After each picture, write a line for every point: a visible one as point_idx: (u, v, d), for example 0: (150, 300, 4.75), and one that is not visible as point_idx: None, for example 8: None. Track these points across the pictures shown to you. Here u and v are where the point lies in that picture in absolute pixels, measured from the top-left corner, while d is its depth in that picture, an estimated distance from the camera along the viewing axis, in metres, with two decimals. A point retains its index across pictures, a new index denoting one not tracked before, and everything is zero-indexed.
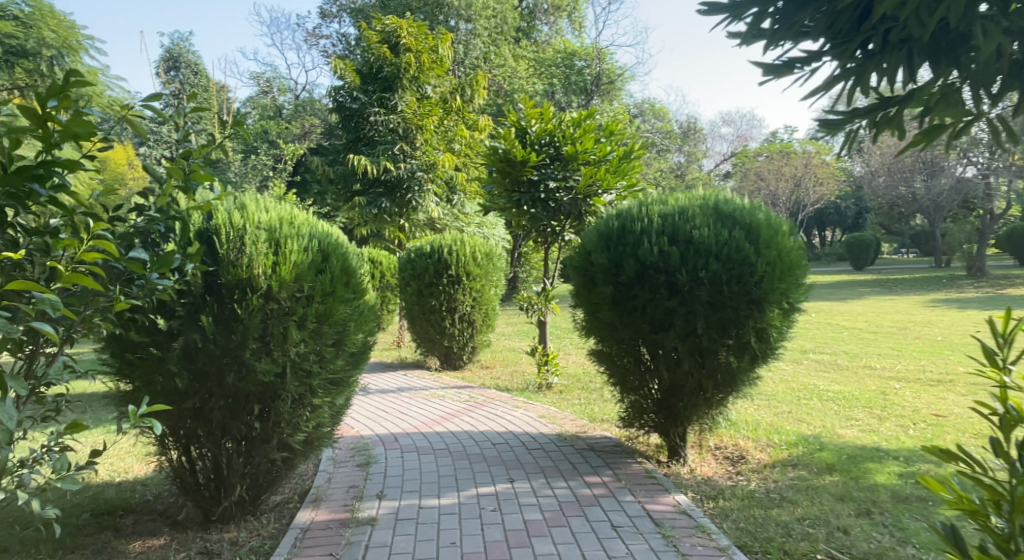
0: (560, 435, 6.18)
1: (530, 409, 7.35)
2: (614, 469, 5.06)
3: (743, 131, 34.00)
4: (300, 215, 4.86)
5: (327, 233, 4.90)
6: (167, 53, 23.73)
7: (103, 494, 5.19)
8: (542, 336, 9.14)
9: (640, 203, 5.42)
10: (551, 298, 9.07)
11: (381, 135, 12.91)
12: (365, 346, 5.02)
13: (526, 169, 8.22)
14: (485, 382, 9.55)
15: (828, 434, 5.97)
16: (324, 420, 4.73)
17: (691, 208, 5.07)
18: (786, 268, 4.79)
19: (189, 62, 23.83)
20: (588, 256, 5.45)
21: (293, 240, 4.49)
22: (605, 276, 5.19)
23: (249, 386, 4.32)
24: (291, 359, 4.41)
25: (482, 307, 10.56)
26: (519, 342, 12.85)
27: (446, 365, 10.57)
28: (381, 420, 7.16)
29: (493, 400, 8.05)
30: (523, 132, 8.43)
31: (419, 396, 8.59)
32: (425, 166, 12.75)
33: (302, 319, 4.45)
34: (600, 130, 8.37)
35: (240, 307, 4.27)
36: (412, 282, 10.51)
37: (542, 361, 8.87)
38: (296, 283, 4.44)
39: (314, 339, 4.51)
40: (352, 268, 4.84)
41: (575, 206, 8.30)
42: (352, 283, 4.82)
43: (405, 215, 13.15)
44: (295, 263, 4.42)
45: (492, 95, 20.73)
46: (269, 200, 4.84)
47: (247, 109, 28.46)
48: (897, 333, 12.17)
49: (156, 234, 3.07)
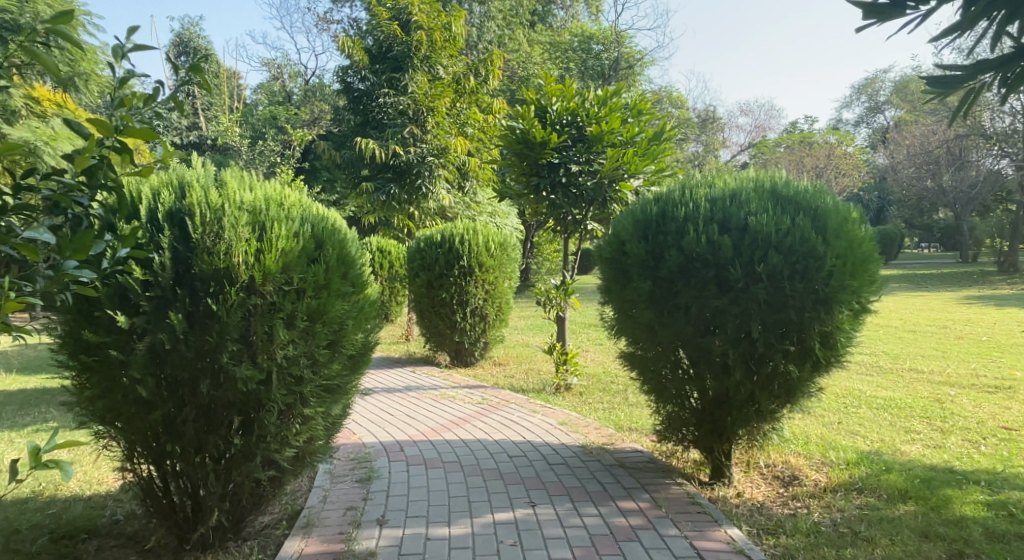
0: (585, 446, 5.50)
1: (549, 414, 6.69)
2: (650, 493, 4.40)
3: (762, 121, 33.10)
4: (292, 196, 4.20)
5: (323, 216, 4.25)
6: (175, 37, 23.14)
7: (69, 511, 4.59)
8: (560, 333, 8.45)
9: (682, 186, 4.73)
10: (570, 292, 8.36)
11: (390, 117, 12.26)
12: (367, 346, 4.37)
13: (546, 151, 7.52)
14: (498, 381, 8.89)
15: (889, 450, 5.26)
16: (317, 433, 4.08)
17: (744, 192, 4.38)
18: (858, 262, 4.10)
19: (198, 47, 23.20)
20: (621, 246, 4.76)
21: (282, 224, 3.84)
22: (640, 269, 4.51)
23: (227, 396, 3.68)
24: (277, 364, 3.76)
25: (495, 300, 9.88)
26: (534, 337, 12.19)
27: (457, 362, 9.95)
28: (383, 425, 6.52)
29: (507, 403, 7.39)
30: (543, 111, 7.72)
31: (427, 397, 7.94)
32: (436, 151, 12.09)
33: (291, 317, 3.79)
34: (627, 109, 7.67)
35: (216, 302, 3.62)
36: (421, 273, 9.86)
37: (561, 360, 8.20)
38: (286, 274, 3.78)
39: (307, 340, 3.86)
40: (351, 257, 4.18)
41: (599, 192, 7.61)
42: (352, 275, 4.16)
43: (415, 202, 12.49)
44: (283, 251, 3.77)
45: (506, 81, 19.97)
46: (256, 179, 4.19)
47: (257, 95, 27.86)
48: (937, 333, 11.39)
49: (75, 212, 2.56)
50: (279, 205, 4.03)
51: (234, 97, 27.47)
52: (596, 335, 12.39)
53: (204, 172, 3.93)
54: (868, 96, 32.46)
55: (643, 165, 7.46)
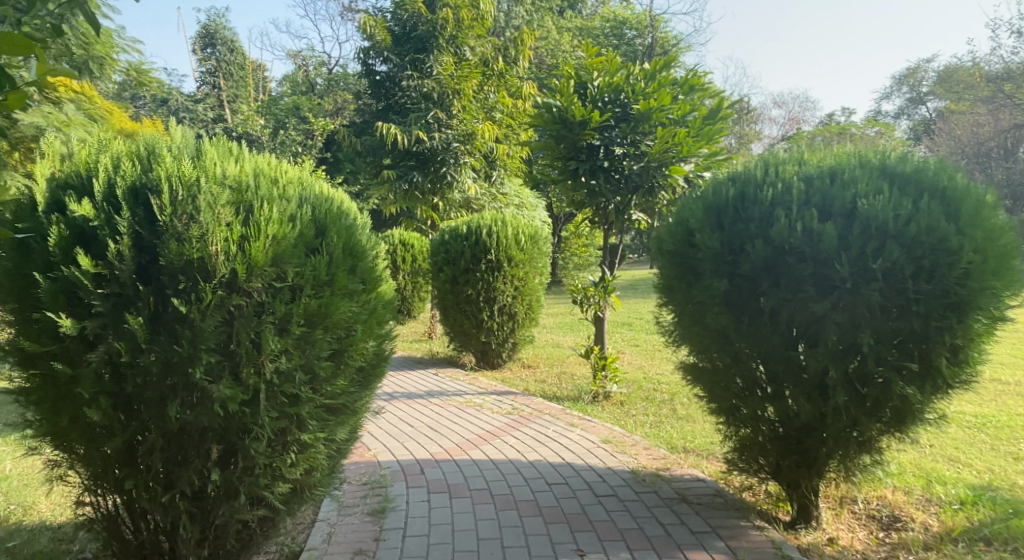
0: (636, 472, 4.70)
1: (590, 430, 5.88)
2: (728, 541, 3.67)
3: (798, 114, 31.93)
4: (289, 173, 3.43)
5: (328, 197, 3.48)
6: (201, 28, 22.70)
7: (31, 544, 3.88)
8: (598, 335, 7.60)
9: (763, 162, 3.89)
10: (611, 290, 7.48)
11: (413, 101, 11.50)
12: (380, 356, 3.60)
13: (586, 130, 6.66)
14: (529, 387, 8.10)
15: (1006, 483, 4.38)
16: (319, 464, 3.31)
17: (845, 169, 3.54)
18: (999, 258, 3.26)
19: (225, 38, 22.75)
20: (687, 236, 3.95)
21: (277, 206, 3.07)
22: (713, 265, 3.70)
23: (202, 421, 2.91)
24: (266, 381, 2.98)
25: (525, 297, 9.08)
26: (564, 338, 11.38)
27: (483, 363, 9.19)
28: (400, 439, 5.77)
29: (542, 413, 6.60)
30: (583, 87, 6.91)
31: (452, 405, 7.16)
32: (462, 137, 11.33)
33: (286, 321, 3.03)
34: (679, 84, 6.82)
35: (188, 302, 2.85)
36: (445, 267, 9.08)
37: (599, 366, 7.37)
38: (279, 268, 3.02)
39: (305, 351, 3.10)
40: (360, 247, 3.40)
41: (645, 178, 6.74)
42: (361, 268, 3.39)
43: (439, 192, 11.73)
44: (276, 239, 3.00)
45: (535, 68, 19.16)
46: (247, 152, 3.44)
47: (281, 87, 27.31)
48: (1008, 337, 10.36)
49: None
50: (273, 183, 3.27)
51: (259, 89, 26.95)
52: (632, 336, 11.54)
53: (184, 142, 3.19)
54: (909, 87, 29.79)
55: (696, 150, 6.55)
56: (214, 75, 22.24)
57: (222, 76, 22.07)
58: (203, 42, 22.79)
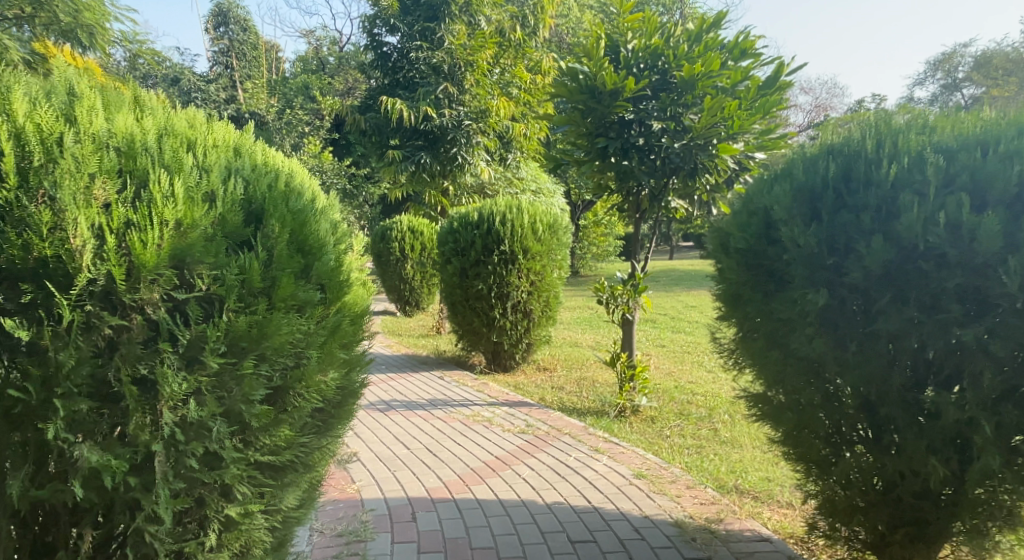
0: (682, 525, 3.79)
1: (619, 459, 4.89)
2: None
3: (826, 100, 30.55)
4: (218, 134, 2.45)
5: (273, 169, 2.50)
6: (215, 7, 21.78)
7: None
8: (625, 340, 6.56)
9: (872, 130, 2.87)
10: (642, 289, 6.37)
11: (422, 75, 10.47)
12: (346, 390, 2.63)
13: (618, 102, 5.62)
14: (546, 395, 7.13)
15: None
16: (258, 541, 2.37)
17: (1000, 138, 2.52)
18: None
19: (238, 17, 21.86)
20: (767, 229, 2.95)
21: (187, 179, 2.10)
22: (807, 271, 2.70)
23: (68, 499, 1.95)
24: (164, 438, 2.02)
25: (542, 294, 8.06)
26: (583, 336, 10.40)
27: (494, 365, 8.26)
28: (391, 468, 4.80)
29: (561, 433, 5.61)
30: (615, 50, 5.87)
31: (457, 419, 6.17)
32: (475, 114, 10.31)
33: (197, 349, 2.06)
34: (727, 49, 5.75)
35: (40, 322, 1.89)
36: (453, 259, 8.09)
37: (625, 376, 6.35)
38: (186, 270, 2.05)
39: (227, 392, 2.13)
40: (316, 241, 2.43)
41: (687, 160, 5.65)
42: (317, 272, 2.41)
43: (449, 175, 10.75)
44: (182, 228, 2.03)
45: (554, 46, 18.03)
46: (159, 105, 2.46)
47: (293, 70, 26.32)
48: None
49: None
50: (190, 147, 2.30)
51: (273, 70, 26.04)
52: (657, 335, 10.54)
53: (59, 82, 2.21)
54: None
55: (749, 126, 5.48)
56: (226, 56, 21.30)
57: (234, 55, 21.17)
58: (215, 21, 21.92)
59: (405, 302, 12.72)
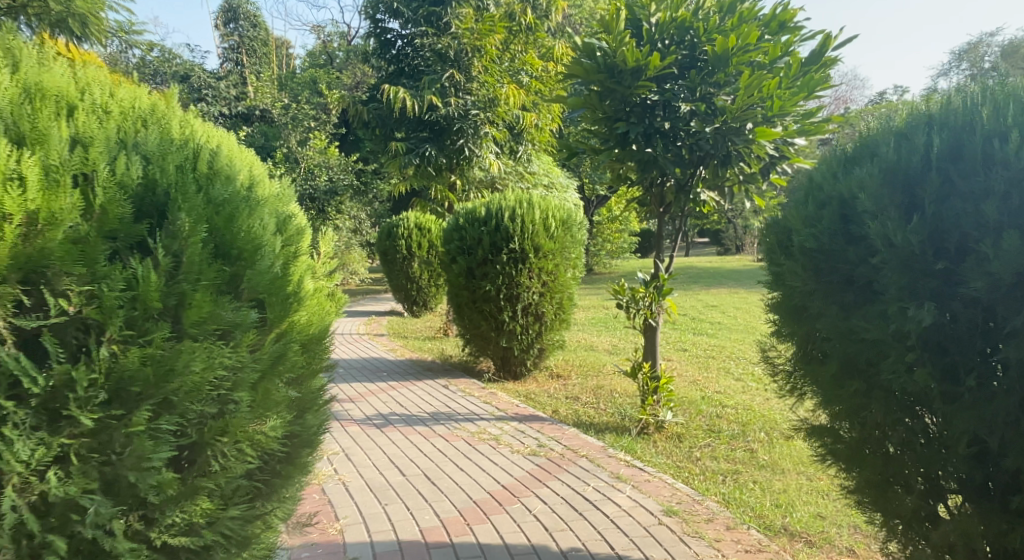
0: None
1: (644, 491, 4.22)
2: None
3: (845, 92, 29.69)
4: (122, 96, 1.85)
5: (194, 144, 1.89)
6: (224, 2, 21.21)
7: None
8: (648, 348, 5.89)
9: (983, 93, 2.19)
10: (667, 292, 5.73)
11: (427, 63, 9.80)
12: (296, 439, 2.02)
13: (641, 81, 4.95)
14: (560, 407, 6.49)
15: None
16: None
17: None
18: None
19: (247, 12, 21.29)
20: (845, 223, 2.29)
21: (48, 154, 1.51)
22: (907, 278, 2.05)
23: None
24: (11, 529, 1.42)
25: (555, 295, 7.40)
26: (599, 339, 9.77)
27: (503, 373, 7.61)
28: (382, 501, 4.17)
29: (577, 456, 4.95)
30: (637, 24, 5.19)
31: (460, 437, 5.52)
32: (483, 103, 9.62)
33: (62, 397, 1.46)
34: (763, 22, 5.00)
35: None
36: (459, 258, 7.46)
37: (648, 389, 5.68)
38: (43, 286, 1.45)
39: (113, 456, 1.52)
40: (252, 240, 1.81)
41: (720, 147, 4.94)
42: (250, 284, 1.79)
43: (457, 169, 10.10)
44: (34, 223, 1.44)
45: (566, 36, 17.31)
46: (42, 58, 1.86)
47: (302, 65, 25.72)
48: None
49: None
50: (71, 113, 1.70)
51: (282, 66, 25.47)
52: (677, 338, 9.85)
53: None
54: None
55: (791, 107, 4.77)
56: (236, 52, 20.65)
57: (244, 51, 20.58)
58: (224, 16, 21.37)
59: (413, 301, 12.17)
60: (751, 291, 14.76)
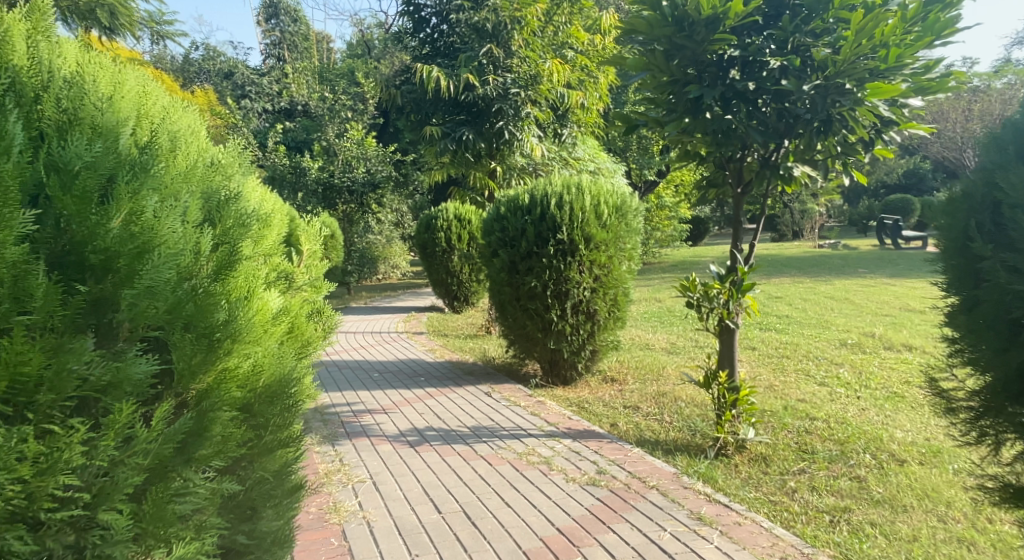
0: None
1: (744, 542, 3.34)
2: None
3: None
4: None
5: (44, 79, 1.51)
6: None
7: None
8: (725, 353, 4.99)
9: None
10: (748, 288, 4.81)
11: (463, 39, 9.04)
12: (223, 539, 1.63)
13: (718, 33, 4.06)
14: (620, 420, 5.63)
15: None
16: None
17: None
18: None
19: (288, 6, 20.85)
20: None
21: None
22: None
23: None
24: None
25: (609, 291, 6.51)
26: (655, 336, 8.86)
27: (551, 378, 6.82)
28: (412, 550, 3.42)
29: (647, 487, 4.11)
30: None
31: (505, 461, 4.72)
32: (524, 81, 8.76)
33: None
34: None
35: None
36: (501, 250, 6.67)
37: (725, 402, 4.77)
38: None
39: None
40: (137, 228, 1.43)
41: (819, 109, 4.03)
42: (130, 315, 1.42)
43: (498, 155, 9.29)
44: None
45: None
46: None
47: (344, 59, 25.18)
48: None
49: None
50: None
51: (324, 61, 24.95)
52: (743, 335, 8.87)
53: None
54: None
55: (910, 56, 3.83)
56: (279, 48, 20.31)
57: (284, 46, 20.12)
58: (265, 12, 20.98)
59: (453, 297, 11.45)
60: (818, 280, 13.55)
